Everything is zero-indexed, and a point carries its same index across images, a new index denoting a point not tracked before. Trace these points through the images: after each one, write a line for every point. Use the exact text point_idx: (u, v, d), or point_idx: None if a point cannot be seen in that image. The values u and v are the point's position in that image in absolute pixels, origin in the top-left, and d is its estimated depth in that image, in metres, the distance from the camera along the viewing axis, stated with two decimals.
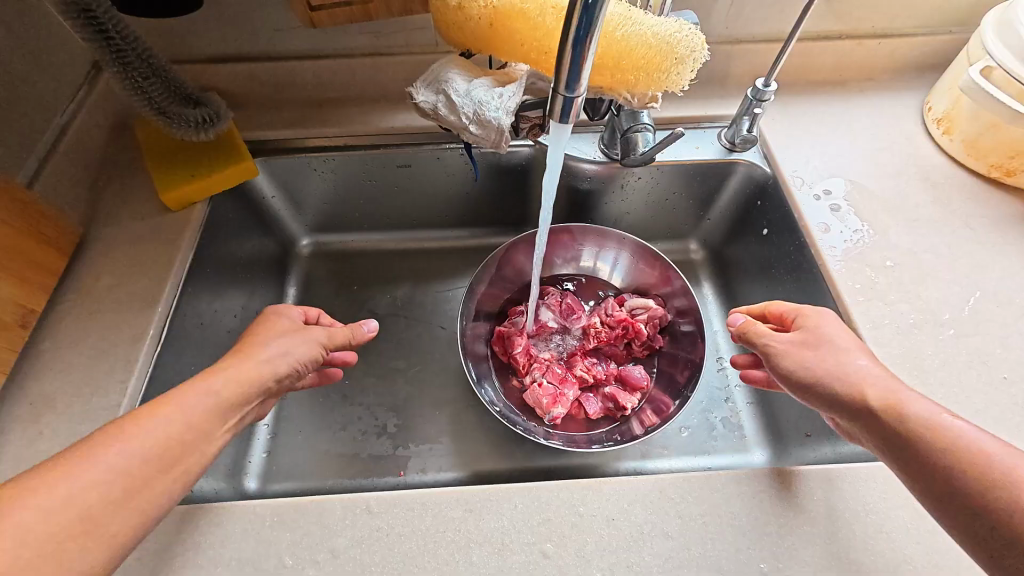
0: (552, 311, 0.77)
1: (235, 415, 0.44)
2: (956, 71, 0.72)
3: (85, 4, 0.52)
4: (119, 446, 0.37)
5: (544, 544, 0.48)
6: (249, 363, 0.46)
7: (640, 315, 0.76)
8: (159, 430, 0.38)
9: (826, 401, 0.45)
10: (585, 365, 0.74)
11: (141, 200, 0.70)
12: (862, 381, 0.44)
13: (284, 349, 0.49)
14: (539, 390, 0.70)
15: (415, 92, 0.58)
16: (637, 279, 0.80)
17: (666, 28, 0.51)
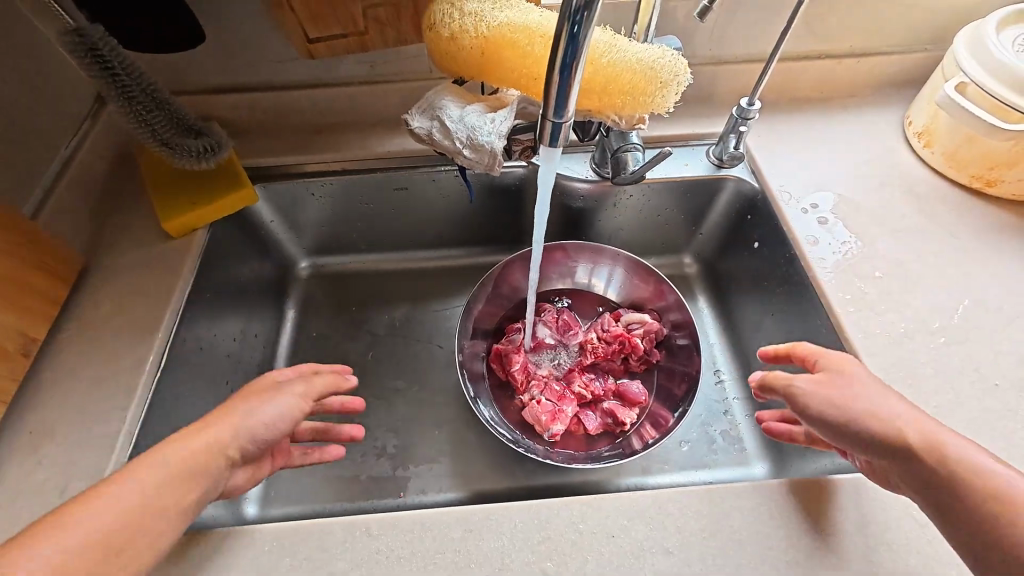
0: (548, 327, 0.78)
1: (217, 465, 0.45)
2: (932, 87, 0.74)
3: (91, 42, 0.55)
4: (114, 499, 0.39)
5: (544, 563, 0.48)
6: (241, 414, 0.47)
7: (636, 330, 0.77)
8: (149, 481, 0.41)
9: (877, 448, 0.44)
10: (584, 381, 0.74)
11: (143, 228, 0.71)
12: (909, 426, 0.44)
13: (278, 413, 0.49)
14: (538, 407, 0.70)
15: (411, 119, 0.60)
16: (632, 293, 0.81)
17: (650, 55, 0.53)
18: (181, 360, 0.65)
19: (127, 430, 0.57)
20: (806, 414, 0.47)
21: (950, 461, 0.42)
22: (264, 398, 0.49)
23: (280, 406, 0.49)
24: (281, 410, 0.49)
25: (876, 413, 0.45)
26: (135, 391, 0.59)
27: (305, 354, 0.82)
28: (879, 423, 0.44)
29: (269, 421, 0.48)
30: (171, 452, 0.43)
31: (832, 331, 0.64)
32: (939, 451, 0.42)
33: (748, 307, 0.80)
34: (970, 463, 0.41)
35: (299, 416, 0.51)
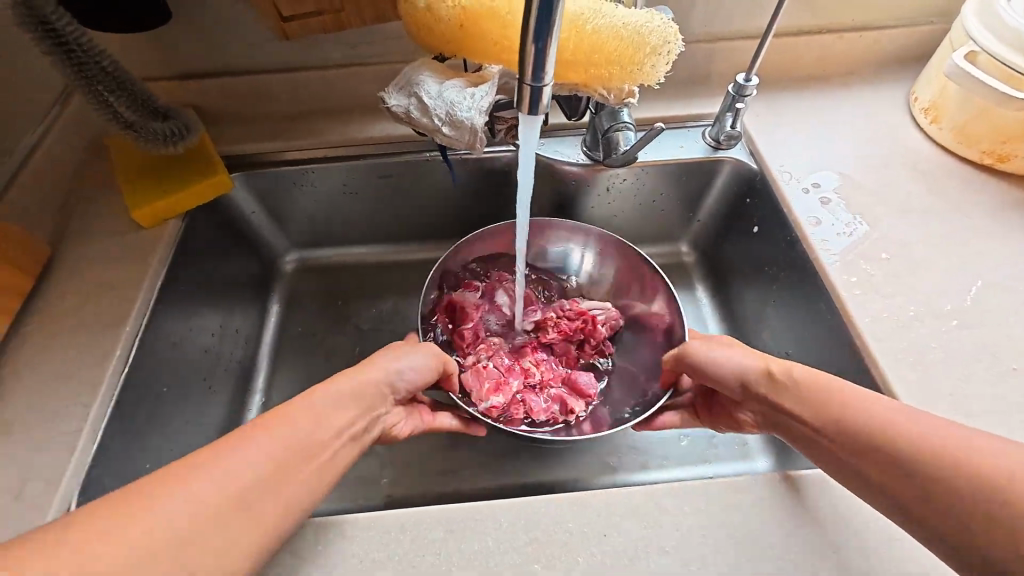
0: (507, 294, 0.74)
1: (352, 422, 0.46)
2: (940, 59, 0.71)
3: (42, 16, 0.52)
4: (259, 446, 0.39)
5: (531, 565, 0.45)
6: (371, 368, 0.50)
7: (599, 314, 0.72)
8: (293, 433, 0.41)
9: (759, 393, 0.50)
10: (536, 358, 0.69)
11: (112, 219, 0.68)
12: (785, 366, 0.49)
13: (400, 368, 0.53)
14: (478, 375, 0.65)
15: (387, 96, 0.57)
16: (601, 282, 0.77)
17: (637, 20, 0.49)
18: (153, 355, 0.62)
19: (91, 428, 0.54)
20: (692, 366, 0.55)
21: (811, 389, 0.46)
22: (409, 351, 0.55)
23: (419, 359, 0.54)
24: (419, 363, 0.54)
25: (744, 358, 0.52)
26: (100, 387, 0.56)
27: (287, 350, 0.78)
28: (748, 366, 0.51)
29: (408, 368, 0.53)
30: (312, 401, 0.44)
31: (838, 317, 0.60)
32: (791, 376, 0.48)
33: (749, 294, 0.76)
34: (853, 398, 0.43)
35: (432, 372, 0.56)
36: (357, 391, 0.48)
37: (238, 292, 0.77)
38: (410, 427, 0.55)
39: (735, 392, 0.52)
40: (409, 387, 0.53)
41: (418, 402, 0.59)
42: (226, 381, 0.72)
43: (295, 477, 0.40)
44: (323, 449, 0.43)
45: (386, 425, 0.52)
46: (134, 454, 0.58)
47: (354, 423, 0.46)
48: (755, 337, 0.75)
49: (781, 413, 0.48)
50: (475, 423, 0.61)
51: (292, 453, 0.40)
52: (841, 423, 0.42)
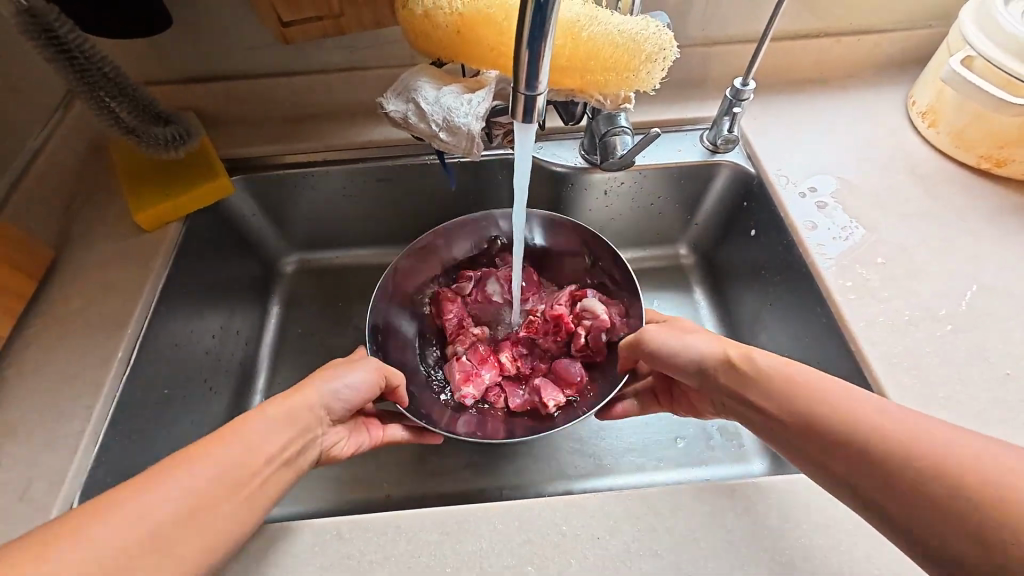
0: (498, 284, 0.73)
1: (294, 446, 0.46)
2: (938, 63, 0.71)
3: (46, 23, 0.53)
4: (195, 469, 0.39)
5: (525, 567, 0.45)
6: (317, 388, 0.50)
7: (585, 316, 0.68)
8: (230, 455, 0.41)
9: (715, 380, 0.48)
10: (513, 353, 0.69)
11: (115, 222, 0.69)
12: (744, 350, 0.47)
13: (345, 385, 0.51)
14: (455, 364, 0.67)
15: (385, 102, 0.57)
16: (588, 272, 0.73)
17: (633, 27, 0.50)
18: (155, 358, 0.63)
19: (93, 430, 0.55)
20: (654, 353, 0.54)
21: (771, 374, 0.44)
22: (348, 368, 0.53)
23: (358, 377, 0.53)
24: (359, 381, 0.53)
25: (706, 345, 0.50)
26: (102, 389, 0.57)
27: (287, 352, 0.79)
28: (708, 355, 0.49)
29: (349, 386, 0.52)
30: (256, 424, 0.44)
31: (833, 321, 0.61)
32: (752, 364, 0.46)
33: (747, 297, 0.77)
34: (816, 385, 0.41)
35: (375, 387, 0.54)
36: (291, 416, 0.46)
37: (239, 294, 0.78)
38: (354, 444, 0.54)
39: (694, 380, 0.51)
40: (348, 405, 0.52)
41: (369, 417, 0.58)
42: (227, 382, 0.73)
43: (219, 510, 0.39)
44: (255, 477, 0.41)
45: (324, 446, 0.50)
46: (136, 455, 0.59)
47: (290, 446, 0.45)
48: (752, 341, 0.75)
49: (739, 401, 0.46)
50: (429, 433, 0.60)
51: (217, 487, 0.39)
52: (806, 413, 0.40)
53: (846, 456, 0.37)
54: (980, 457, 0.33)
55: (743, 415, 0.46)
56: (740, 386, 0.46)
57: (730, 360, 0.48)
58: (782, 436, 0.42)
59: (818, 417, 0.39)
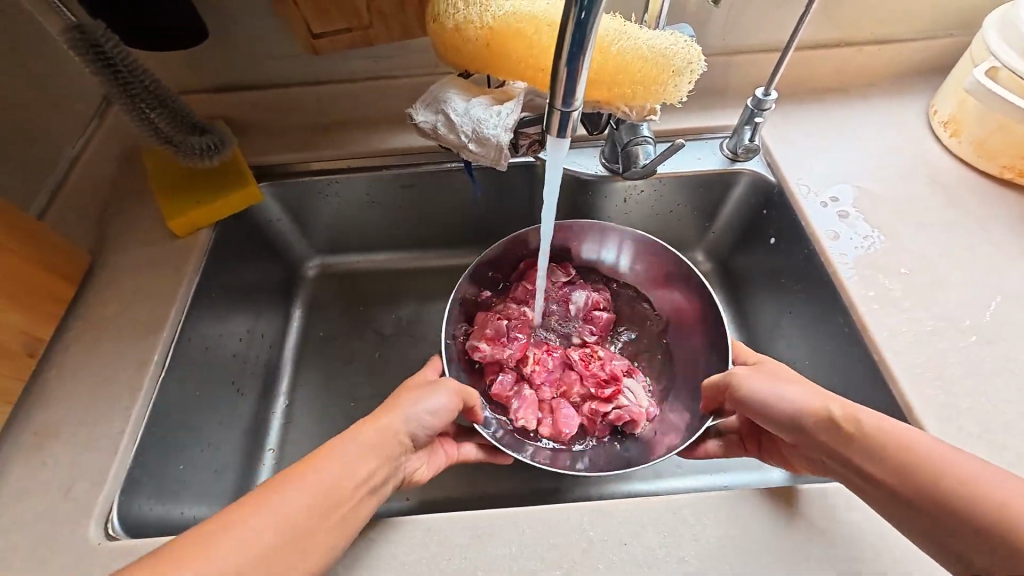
0: (585, 299, 0.74)
1: (386, 467, 0.47)
2: (959, 73, 0.71)
3: (93, 39, 0.55)
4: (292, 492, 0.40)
5: (554, 571, 0.46)
6: (399, 414, 0.50)
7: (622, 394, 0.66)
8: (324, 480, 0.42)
9: (810, 436, 0.46)
10: (539, 360, 0.68)
11: (148, 227, 0.71)
12: (851, 408, 0.44)
13: (422, 412, 0.51)
14: (494, 322, 0.71)
15: (415, 113, 0.59)
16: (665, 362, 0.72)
17: (662, 41, 0.51)
18: (187, 361, 0.65)
19: (131, 431, 0.57)
20: (743, 401, 0.52)
21: (873, 436, 0.41)
22: (431, 392, 0.53)
23: (440, 402, 0.53)
24: (442, 406, 0.53)
25: (803, 399, 0.47)
26: (138, 392, 0.59)
27: (311, 354, 0.81)
28: (805, 408, 0.46)
29: (430, 412, 0.52)
30: (346, 449, 0.45)
31: (856, 331, 0.61)
32: (859, 426, 0.42)
33: (765, 304, 0.77)
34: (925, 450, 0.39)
35: (452, 411, 0.54)
36: (376, 439, 0.47)
37: (264, 298, 0.80)
38: (433, 469, 0.55)
39: (789, 435, 0.47)
40: (428, 431, 0.52)
41: (442, 437, 0.59)
42: (254, 384, 0.75)
43: (317, 532, 0.40)
44: (348, 500, 0.43)
45: (408, 471, 0.51)
46: (170, 457, 0.60)
47: (376, 474, 0.45)
48: (770, 347, 0.76)
49: (841, 462, 0.43)
50: (500, 453, 0.62)
51: (313, 508, 0.40)
52: (907, 479, 0.38)
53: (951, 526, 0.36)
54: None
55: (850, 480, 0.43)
56: (837, 443, 0.43)
57: (830, 418, 0.44)
58: (885, 500, 0.40)
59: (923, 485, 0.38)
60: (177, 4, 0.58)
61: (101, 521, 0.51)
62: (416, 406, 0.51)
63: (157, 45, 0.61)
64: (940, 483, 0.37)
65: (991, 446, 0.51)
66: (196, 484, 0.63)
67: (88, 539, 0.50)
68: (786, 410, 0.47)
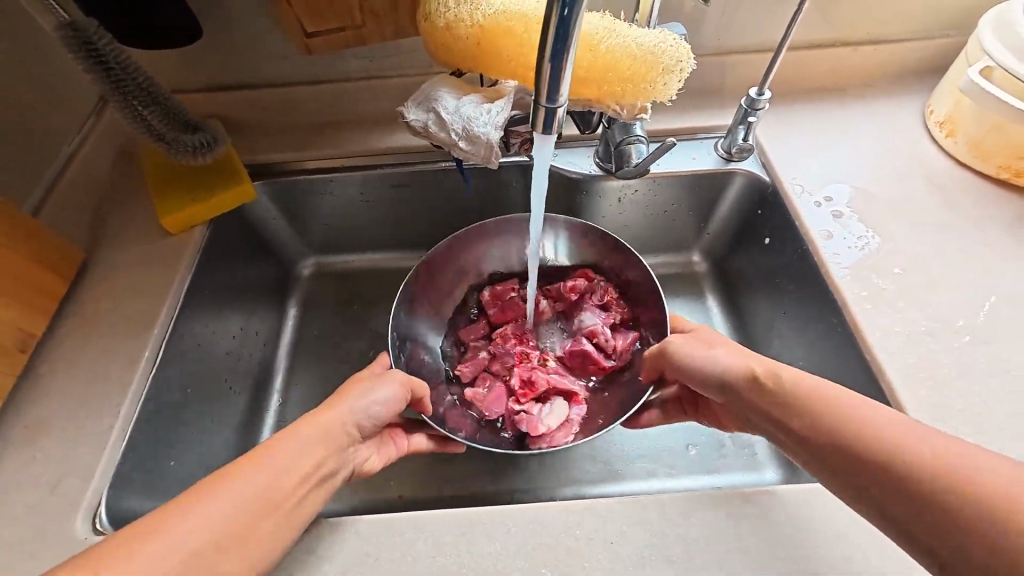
0: (587, 323, 0.71)
1: (329, 463, 0.47)
2: (955, 73, 0.71)
3: (86, 36, 0.55)
4: (222, 495, 0.40)
5: (540, 570, 0.46)
6: (342, 411, 0.49)
7: (534, 407, 0.64)
8: (260, 481, 0.41)
9: (737, 394, 0.48)
10: (504, 336, 0.72)
11: (142, 225, 0.71)
12: (775, 364, 0.47)
13: (367, 404, 0.51)
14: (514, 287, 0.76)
15: (406, 111, 0.59)
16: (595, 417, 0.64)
17: (651, 40, 0.51)
18: (179, 358, 0.65)
19: (121, 427, 0.57)
20: (677, 366, 0.54)
21: (809, 400, 0.42)
22: (376, 383, 0.53)
23: (388, 392, 0.53)
24: (389, 396, 0.53)
25: (730, 360, 0.50)
26: (129, 388, 0.59)
27: (304, 353, 0.81)
28: (730, 369, 0.49)
29: (378, 403, 0.52)
30: (285, 447, 0.44)
31: (849, 331, 0.61)
32: (778, 379, 0.45)
33: (761, 305, 0.77)
34: (869, 417, 0.39)
35: (401, 403, 0.54)
36: (320, 435, 0.47)
37: (258, 297, 0.80)
38: (383, 460, 0.55)
39: (719, 394, 0.50)
40: (377, 421, 0.52)
41: (392, 427, 0.58)
42: (247, 382, 0.75)
43: (255, 534, 0.40)
44: (291, 495, 0.43)
45: (357, 462, 0.51)
46: (159, 455, 0.60)
47: (320, 467, 0.45)
48: (765, 348, 0.75)
49: (763, 417, 0.46)
50: (452, 443, 0.61)
51: (254, 506, 0.40)
52: (817, 424, 0.41)
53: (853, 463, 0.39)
54: (971, 462, 0.35)
55: (772, 434, 0.45)
56: (762, 400, 0.45)
57: (757, 374, 0.47)
58: (801, 448, 0.42)
59: (828, 424, 0.41)
60: (177, 4, 0.59)
61: (89, 515, 0.51)
62: (359, 398, 0.51)
63: (153, 45, 0.61)
64: (845, 424, 0.40)
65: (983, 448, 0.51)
66: (185, 481, 0.62)
67: (75, 535, 0.50)
68: (716, 371, 0.50)
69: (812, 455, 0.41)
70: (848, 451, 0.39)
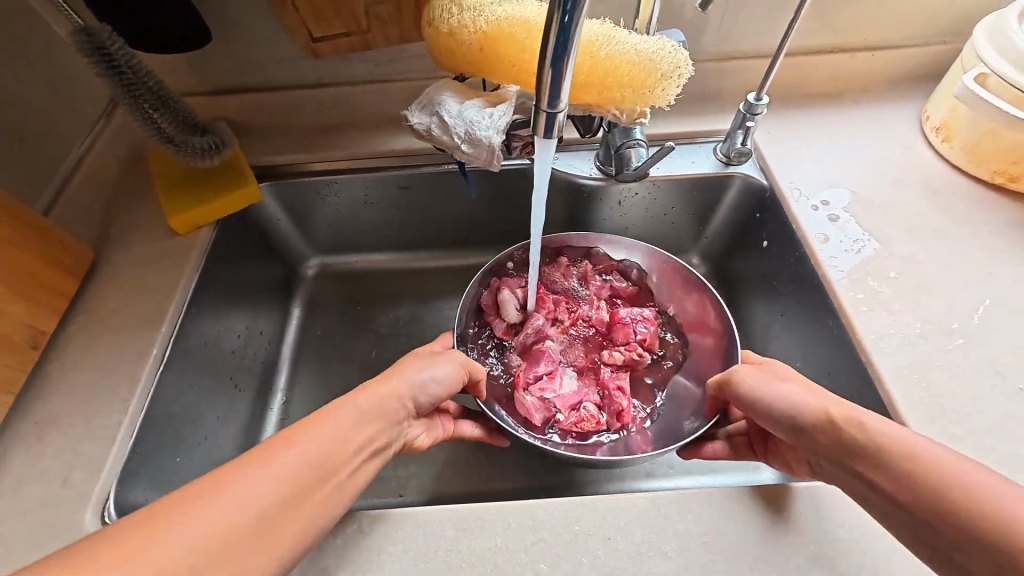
0: (559, 384, 0.66)
1: (387, 433, 0.48)
2: (951, 79, 0.72)
3: (99, 42, 0.57)
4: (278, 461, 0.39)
5: (538, 564, 0.47)
6: (398, 383, 0.51)
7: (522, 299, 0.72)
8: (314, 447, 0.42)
9: (811, 439, 0.46)
10: (596, 314, 0.72)
11: (149, 226, 0.73)
12: (858, 413, 0.44)
13: (423, 380, 0.53)
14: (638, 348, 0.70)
15: (410, 115, 0.60)
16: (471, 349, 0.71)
17: (649, 47, 0.53)
18: (186, 355, 0.66)
19: (129, 421, 0.58)
20: (742, 399, 0.52)
21: (897, 460, 0.40)
22: (433, 363, 0.55)
23: (444, 371, 0.54)
24: (445, 375, 0.54)
25: (802, 398, 0.48)
26: (138, 382, 0.60)
27: (308, 352, 0.82)
28: (805, 408, 0.47)
29: (435, 381, 0.53)
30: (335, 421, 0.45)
31: (845, 333, 0.61)
32: (857, 428, 0.43)
33: (759, 309, 0.78)
34: (964, 484, 0.37)
35: (457, 383, 0.56)
36: (378, 407, 0.48)
37: (263, 297, 0.81)
38: (433, 437, 0.57)
39: (787, 433, 0.48)
40: (433, 399, 0.53)
41: (441, 411, 0.61)
42: (251, 381, 0.76)
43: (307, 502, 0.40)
44: (346, 464, 0.43)
45: (410, 437, 0.53)
46: (165, 451, 0.61)
47: (376, 439, 0.47)
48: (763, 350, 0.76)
49: (836, 461, 0.44)
50: (498, 435, 0.63)
51: (310, 469, 0.41)
52: (901, 482, 0.39)
53: (919, 512, 0.38)
54: None
55: (842, 478, 0.44)
56: (839, 448, 0.43)
57: (835, 423, 0.44)
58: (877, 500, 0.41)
59: (898, 469, 0.40)
60: (178, 4, 0.59)
61: (98, 511, 0.52)
62: (417, 376, 0.53)
63: (162, 48, 0.62)
64: (928, 480, 0.38)
65: (977, 448, 0.52)
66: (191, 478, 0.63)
67: (83, 527, 0.51)
68: (788, 412, 0.47)
69: (886, 508, 0.40)
70: (912, 499, 0.38)
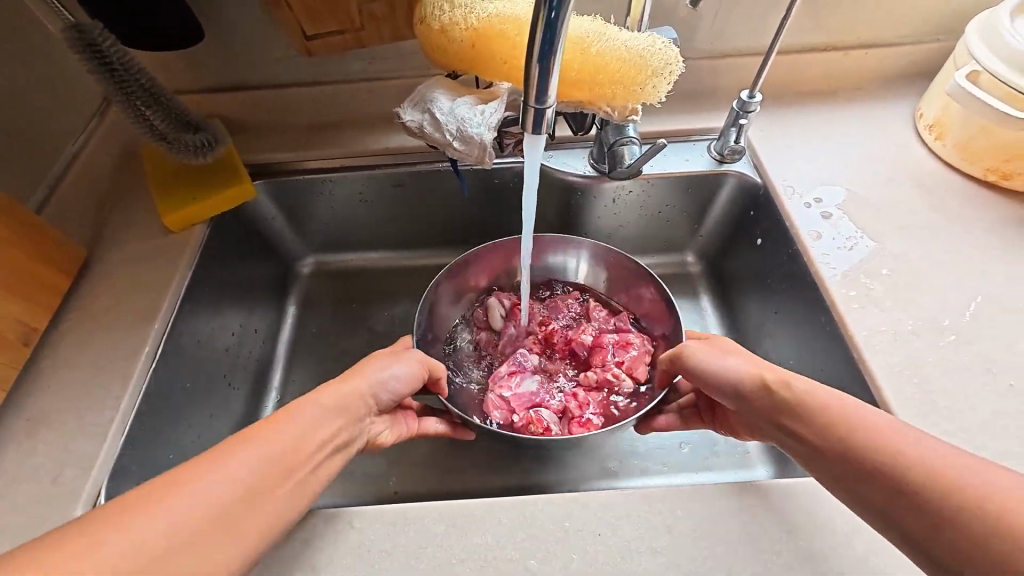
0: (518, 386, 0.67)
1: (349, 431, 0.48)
2: (944, 77, 0.72)
3: (90, 38, 0.57)
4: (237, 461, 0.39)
5: (528, 560, 0.47)
6: (360, 381, 0.51)
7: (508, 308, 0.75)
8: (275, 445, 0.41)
9: (752, 407, 0.47)
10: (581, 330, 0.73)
11: (143, 224, 0.73)
12: (793, 378, 0.46)
13: (383, 376, 0.53)
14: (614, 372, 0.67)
15: (403, 112, 0.60)
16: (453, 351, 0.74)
17: (640, 44, 0.53)
18: (179, 352, 0.66)
19: (121, 418, 0.58)
20: (689, 374, 0.53)
21: (827, 418, 0.41)
22: (393, 360, 0.55)
23: (404, 368, 0.54)
24: (405, 372, 0.54)
25: (742, 368, 0.49)
26: (130, 380, 0.60)
27: (303, 350, 0.82)
28: (745, 376, 0.48)
29: (396, 378, 0.53)
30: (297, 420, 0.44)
31: (837, 330, 0.61)
32: (790, 390, 0.45)
33: (753, 307, 0.78)
34: (890, 438, 0.38)
35: (417, 380, 0.56)
36: (339, 405, 0.48)
37: (257, 295, 0.81)
38: (397, 435, 0.56)
39: (729, 401, 0.50)
40: (393, 396, 0.54)
41: (405, 409, 0.60)
42: (245, 379, 0.76)
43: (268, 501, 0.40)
44: (307, 461, 0.43)
45: (371, 433, 0.53)
46: (157, 449, 0.61)
47: (339, 436, 0.47)
48: (757, 348, 0.76)
49: (775, 425, 0.45)
50: (463, 429, 0.63)
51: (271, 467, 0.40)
52: (835, 440, 0.40)
53: (853, 468, 0.39)
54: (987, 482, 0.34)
55: (784, 444, 0.45)
56: (777, 410, 0.45)
57: (774, 388, 0.46)
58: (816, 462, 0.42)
59: (829, 427, 0.41)
60: (177, 3, 0.60)
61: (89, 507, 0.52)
62: (375, 371, 0.53)
63: (158, 45, 0.63)
64: (858, 435, 0.39)
65: (968, 444, 0.52)
66: None
67: None
68: (731, 381, 0.49)
69: (825, 470, 0.41)
70: (848, 459, 0.39)
